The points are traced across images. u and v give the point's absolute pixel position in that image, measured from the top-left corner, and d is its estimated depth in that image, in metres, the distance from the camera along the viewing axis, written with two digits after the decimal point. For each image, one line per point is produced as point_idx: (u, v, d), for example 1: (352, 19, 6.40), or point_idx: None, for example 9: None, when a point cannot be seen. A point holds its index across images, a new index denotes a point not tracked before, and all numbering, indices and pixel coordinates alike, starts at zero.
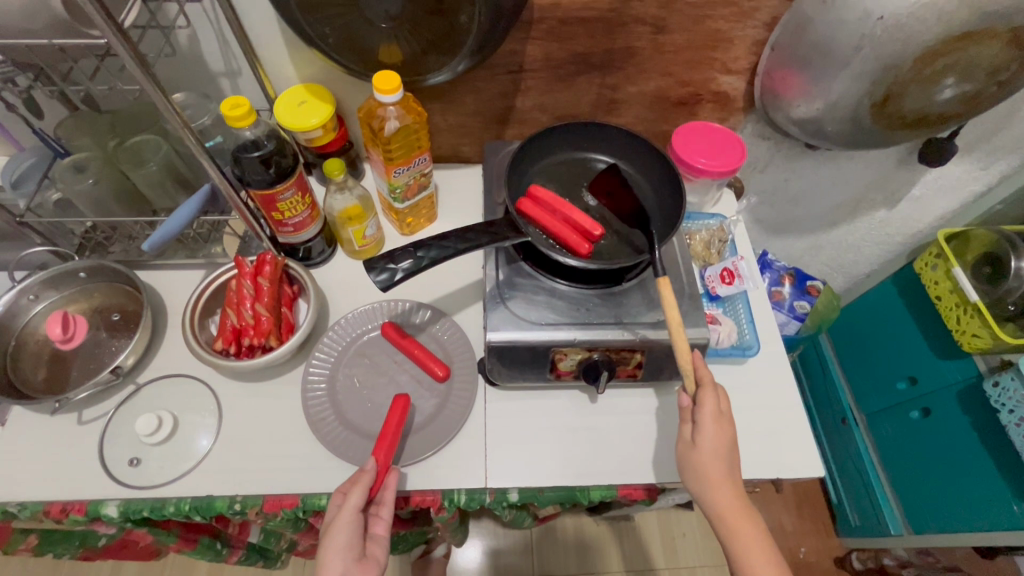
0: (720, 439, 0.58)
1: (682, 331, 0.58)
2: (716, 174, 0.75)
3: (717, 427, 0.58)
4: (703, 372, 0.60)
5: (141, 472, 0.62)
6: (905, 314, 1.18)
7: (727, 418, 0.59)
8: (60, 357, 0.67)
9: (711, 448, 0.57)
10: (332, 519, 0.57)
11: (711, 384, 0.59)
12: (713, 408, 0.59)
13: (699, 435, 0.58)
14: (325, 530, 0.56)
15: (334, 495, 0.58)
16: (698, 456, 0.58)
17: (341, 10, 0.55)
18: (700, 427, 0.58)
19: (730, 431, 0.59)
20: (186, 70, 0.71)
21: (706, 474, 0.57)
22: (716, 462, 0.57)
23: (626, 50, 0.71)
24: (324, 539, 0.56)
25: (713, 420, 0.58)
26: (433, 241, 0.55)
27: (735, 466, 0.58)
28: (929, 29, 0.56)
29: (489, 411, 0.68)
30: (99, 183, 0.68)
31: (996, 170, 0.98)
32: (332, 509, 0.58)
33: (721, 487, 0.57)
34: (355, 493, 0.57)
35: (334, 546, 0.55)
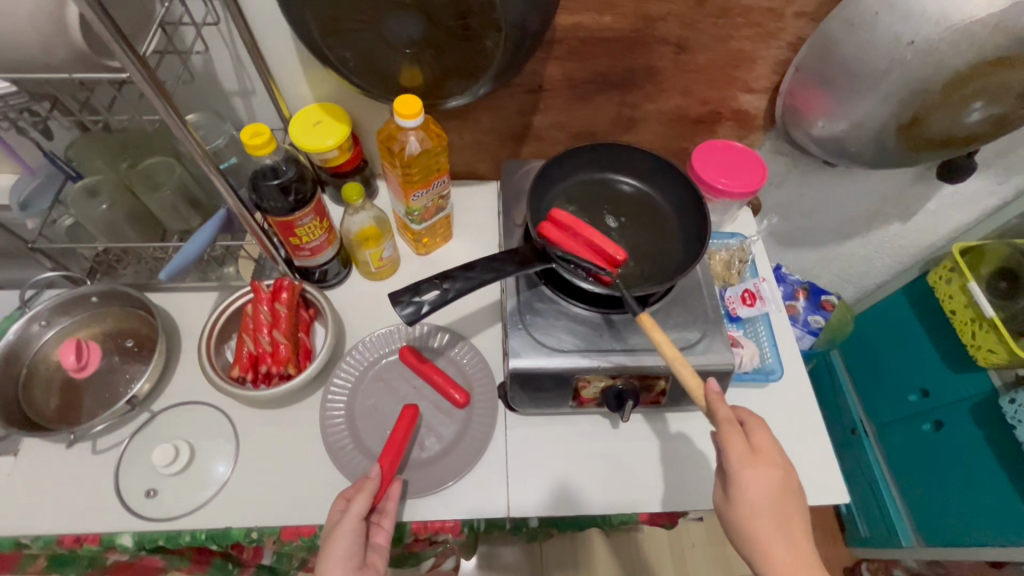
0: (759, 485, 0.51)
1: (682, 363, 0.54)
2: (735, 194, 0.74)
3: (754, 471, 0.52)
4: (719, 409, 0.54)
5: (158, 503, 0.61)
6: (917, 326, 1.18)
7: (766, 453, 0.53)
8: (72, 384, 0.65)
9: (748, 499, 0.51)
10: (330, 529, 0.56)
11: (733, 421, 0.53)
12: (744, 449, 0.52)
13: (734, 485, 0.52)
14: (326, 531, 0.57)
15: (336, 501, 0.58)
16: (736, 510, 0.52)
17: (362, 35, 0.54)
18: (734, 474, 0.52)
19: (772, 473, 0.52)
20: (199, 90, 0.69)
21: (752, 533, 0.51)
22: (758, 514, 0.51)
23: (647, 69, 0.70)
24: (324, 544, 0.55)
25: (748, 463, 0.52)
26: (459, 273, 0.54)
27: (788, 512, 0.52)
28: (961, 53, 0.55)
29: (510, 437, 0.68)
30: (112, 208, 0.67)
31: (1012, 184, 0.97)
32: (332, 517, 0.57)
33: (775, 542, 0.50)
34: (357, 503, 0.56)
35: (335, 554, 0.54)
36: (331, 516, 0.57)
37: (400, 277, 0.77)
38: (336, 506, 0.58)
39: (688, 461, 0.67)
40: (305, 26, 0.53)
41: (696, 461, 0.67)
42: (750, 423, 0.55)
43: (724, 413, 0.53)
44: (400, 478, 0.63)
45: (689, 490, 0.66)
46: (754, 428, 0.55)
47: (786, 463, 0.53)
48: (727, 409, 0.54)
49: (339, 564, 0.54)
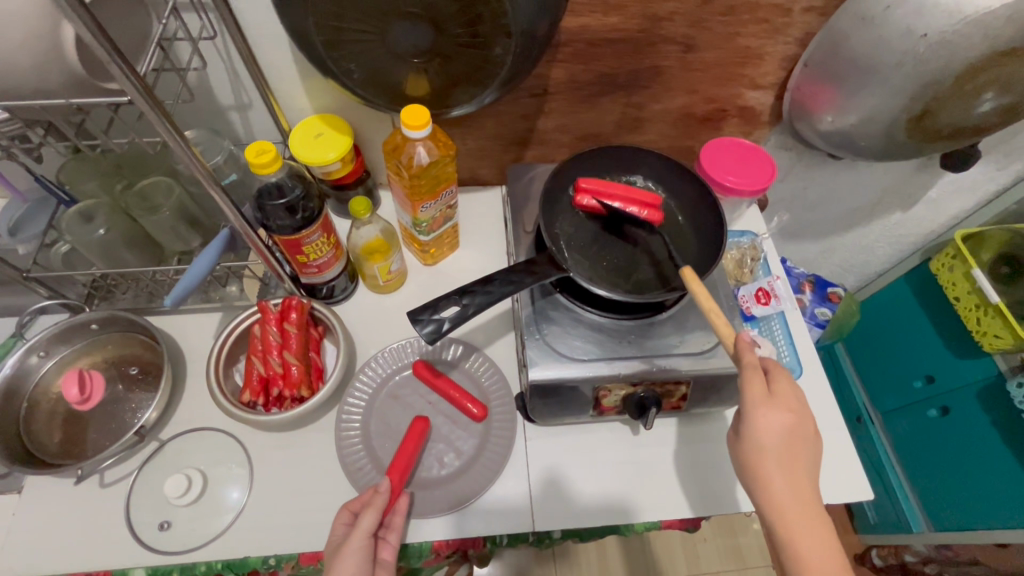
0: (769, 425, 0.51)
1: (717, 313, 0.52)
2: (745, 192, 0.73)
3: (767, 412, 0.51)
4: (743, 353, 0.53)
5: (171, 536, 0.59)
6: (920, 312, 1.19)
7: (782, 399, 0.52)
8: (76, 416, 0.63)
9: (756, 437, 0.51)
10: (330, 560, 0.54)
11: (754, 365, 0.52)
12: (762, 392, 0.51)
13: (744, 422, 0.52)
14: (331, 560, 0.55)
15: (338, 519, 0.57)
16: (743, 447, 0.52)
17: (366, 46, 0.52)
18: (746, 412, 0.51)
19: (783, 414, 0.51)
20: (194, 106, 0.67)
21: (755, 468, 0.51)
22: (766, 454, 0.50)
23: (653, 69, 0.69)
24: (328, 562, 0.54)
25: (762, 404, 0.51)
26: (477, 287, 0.53)
27: (796, 455, 0.51)
28: (973, 46, 0.55)
29: (529, 448, 0.67)
30: (110, 231, 0.65)
31: (1012, 170, 0.98)
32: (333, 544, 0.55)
33: (776, 479, 0.50)
34: (367, 519, 0.54)
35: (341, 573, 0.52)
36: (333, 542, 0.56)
37: (409, 289, 0.76)
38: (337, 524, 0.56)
39: (710, 464, 0.67)
40: (307, 38, 0.51)
41: (717, 463, 0.67)
42: (773, 371, 0.54)
43: (748, 358, 0.52)
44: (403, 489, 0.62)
45: (712, 494, 0.65)
46: (776, 375, 0.54)
47: (803, 411, 0.52)
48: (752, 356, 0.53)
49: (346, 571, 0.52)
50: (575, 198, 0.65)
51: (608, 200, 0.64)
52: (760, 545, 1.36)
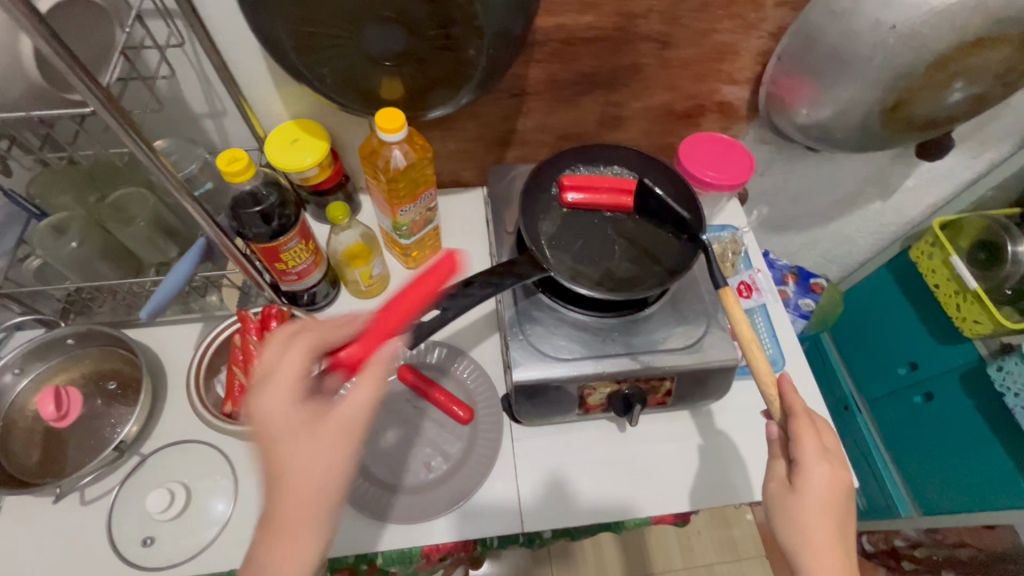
0: (824, 482, 0.49)
1: (756, 346, 0.52)
2: (724, 187, 0.74)
3: (826, 468, 0.49)
4: (793, 401, 0.51)
5: (155, 552, 0.58)
6: (903, 300, 1.20)
7: (834, 455, 0.50)
8: (55, 434, 0.62)
9: (809, 491, 0.49)
10: (265, 423, 0.43)
11: (808, 416, 0.51)
12: (817, 445, 0.50)
13: (798, 474, 0.50)
14: (252, 410, 0.44)
15: (290, 350, 0.46)
16: (793, 501, 0.50)
17: (338, 50, 0.52)
18: (802, 464, 0.49)
19: (842, 470, 0.49)
20: (166, 115, 0.66)
21: (802, 521, 0.49)
22: (813, 508, 0.49)
23: (631, 67, 0.69)
24: (263, 423, 0.43)
25: (817, 459, 0.49)
26: (457, 291, 0.53)
27: (843, 516, 0.50)
28: (942, 37, 0.55)
29: (517, 449, 0.67)
30: (84, 245, 0.63)
31: (986, 157, 0.99)
32: (274, 401, 0.43)
33: (825, 538, 0.48)
34: (356, 395, 0.45)
35: (305, 465, 0.42)
36: (259, 395, 0.44)
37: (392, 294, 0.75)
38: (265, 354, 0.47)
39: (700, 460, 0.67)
40: (277, 43, 0.50)
41: (705, 458, 0.67)
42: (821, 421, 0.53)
43: (799, 406, 0.51)
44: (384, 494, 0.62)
45: (701, 489, 0.65)
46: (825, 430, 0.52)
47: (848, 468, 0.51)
48: (802, 404, 0.52)
49: (318, 466, 0.42)
50: (560, 197, 0.67)
51: (594, 192, 0.66)
52: (753, 535, 1.37)
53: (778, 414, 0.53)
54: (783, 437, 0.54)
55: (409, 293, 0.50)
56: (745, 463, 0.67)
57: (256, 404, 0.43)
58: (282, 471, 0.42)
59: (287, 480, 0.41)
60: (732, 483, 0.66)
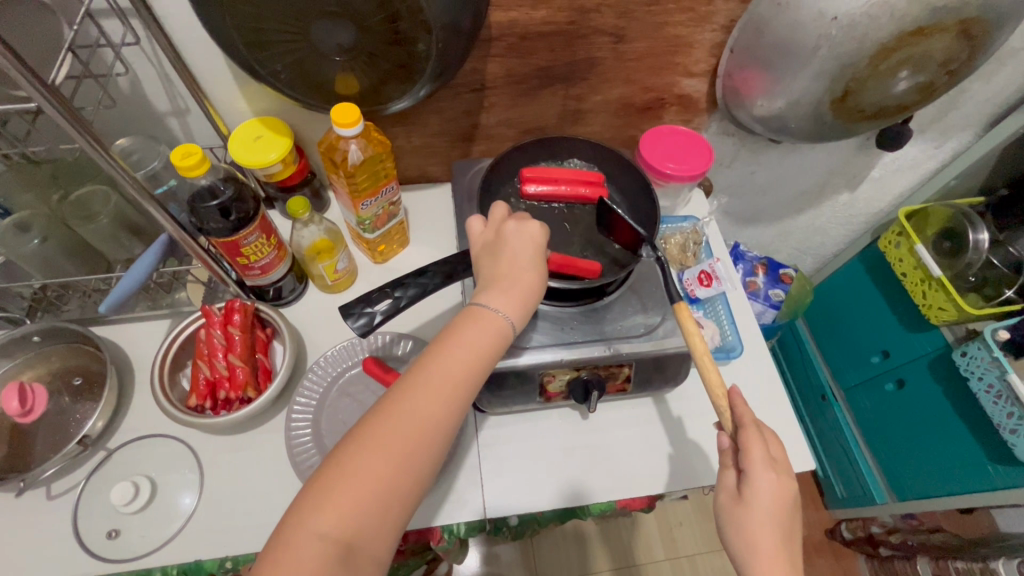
0: (771, 491, 0.50)
1: (709, 360, 0.51)
2: (684, 178, 0.75)
3: (774, 478, 0.50)
4: (743, 413, 0.53)
5: (120, 544, 0.58)
6: (873, 290, 1.22)
7: (781, 464, 0.52)
8: (20, 430, 0.62)
9: (757, 501, 0.50)
10: (529, 241, 0.54)
11: (756, 426, 0.52)
12: (765, 456, 0.51)
13: (747, 484, 0.51)
14: (515, 230, 0.55)
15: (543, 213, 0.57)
16: (743, 511, 0.50)
17: (290, 45, 0.53)
18: (751, 474, 0.50)
19: (789, 480, 0.51)
20: (129, 114, 0.67)
21: (750, 533, 0.49)
22: (762, 519, 0.50)
23: (588, 61, 0.70)
24: (524, 240, 0.54)
25: (766, 469, 0.50)
26: (409, 280, 0.54)
27: (791, 528, 0.51)
28: (882, 27, 0.57)
29: (480, 440, 0.68)
30: (46, 241, 0.64)
31: (948, 147, 1.01)
32: (541, 230, 0.55)
33: (773, 548, 0.49)
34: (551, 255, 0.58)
35: (537, 269, 0.53)
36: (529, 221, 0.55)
37: (359, 287, 0.76)
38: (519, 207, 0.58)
39: (661, 444, 0.69)
40: (227, 40, 0.51)
41: (666, 443, 0.69)
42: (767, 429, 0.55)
43: (746, 415, 0.52)
44: None
45: (662, 472, 0.67)
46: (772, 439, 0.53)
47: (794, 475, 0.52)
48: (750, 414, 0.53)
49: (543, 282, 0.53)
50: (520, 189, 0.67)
51: (553, 183, 0.66)
52: None
53: (728, 426, 0.53)
54: (733, 447, 0.54)
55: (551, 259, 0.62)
56: (706, 446, 0.69)
57: (527, 228, 0.55)
58: (526, 272, 0.52)
59: (524, 274, 0.52)
60: (693, 467, 0.67)
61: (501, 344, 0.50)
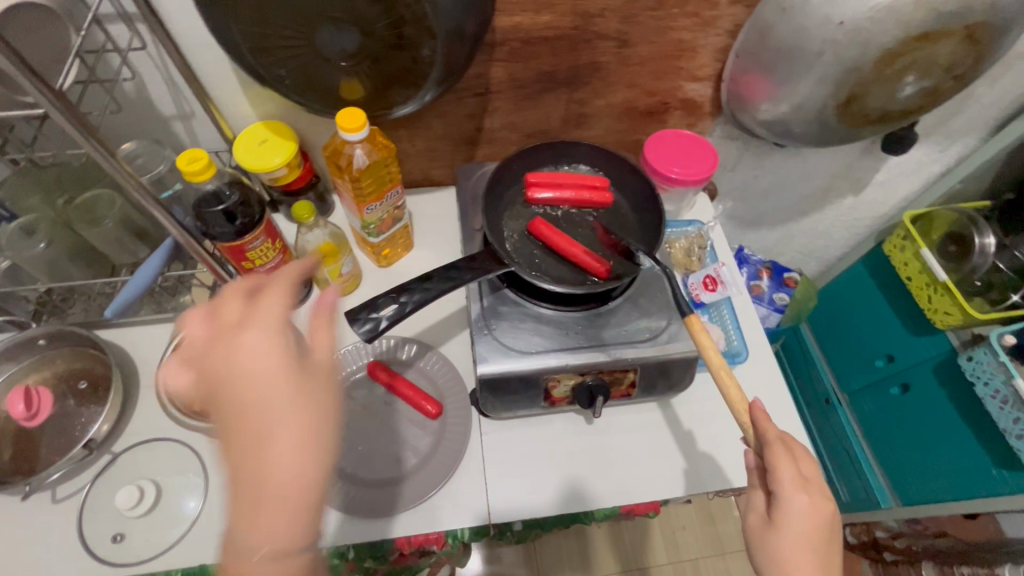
0: (805, 514, 0.49)
1: (727, 373, 0.53)
2: (689, 182, 0.75)
3: (805, 498, 0.50)
4: (767, 431, 0.52)
5: (126, 547, 0.58)
6: (878, 294, 1.21)
7: (813, 483, 0.51)
8: (26, 433, 0.62)
9: (789, 523, 0.50)
10: (251, 371, 0.38)
11: (782, 444, 0.51)
12: (797, 475, 0.50)
13: (778, 507, 0.50)
14: (223, 362, 0.39)
15: (249, 320, 0.41)
16: (774, 533, 0.50)
17: (294, 51, 0.53)
18: (782, 497, 0.50)
19: (824, 502, 0.50)
20: (134, 118, 0.67)
21: (786, 559, 0.49)
22: (797, 544, 0.49)
23: (591, 65, 0.70)
24: (252, 383, 0.38)
25: (797, 491, 0.50)
26: (416, 285, 0.54)
27: (829, 551, 0.50)
28: (887, 32, 0.57)
29: (485, 443, 0.68)
30: (51, 245, 0.64)
31: (953, 151, 1.01)
32: (262, 344, 0.39)
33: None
34: (316, 334, 0.42)
35: (295, 418, 0.38)
36: (242, 343, 0.39)
37: (364, 291, 0.76)
38: (221, 311, 0.42)
39: (667, 449, 0.69)
40: (232, 45, 0.51)
41: (670, 447, 0.69)
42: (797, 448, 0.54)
43: (772, 433, 0.52)
44: (348, 487, 0.63)
45: (665, 478, 0.66)
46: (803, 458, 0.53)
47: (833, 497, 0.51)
48: (774, 430, 0.53)
49: (300, 406, 0.38)
50: (526, 196, 0.68)
51: (558, 189, 0.67)
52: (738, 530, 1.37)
53: (754, 441, 0.54)
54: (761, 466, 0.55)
55: (554, 238, 0.63)
56: (711, 451, 0.69)
57: (234, 358, 0.39)
58: (273, 426, 0.37)
59: (274, 443, 0.37)
60: (696, 472, 0.67)
61: (296, 549, 0.35)
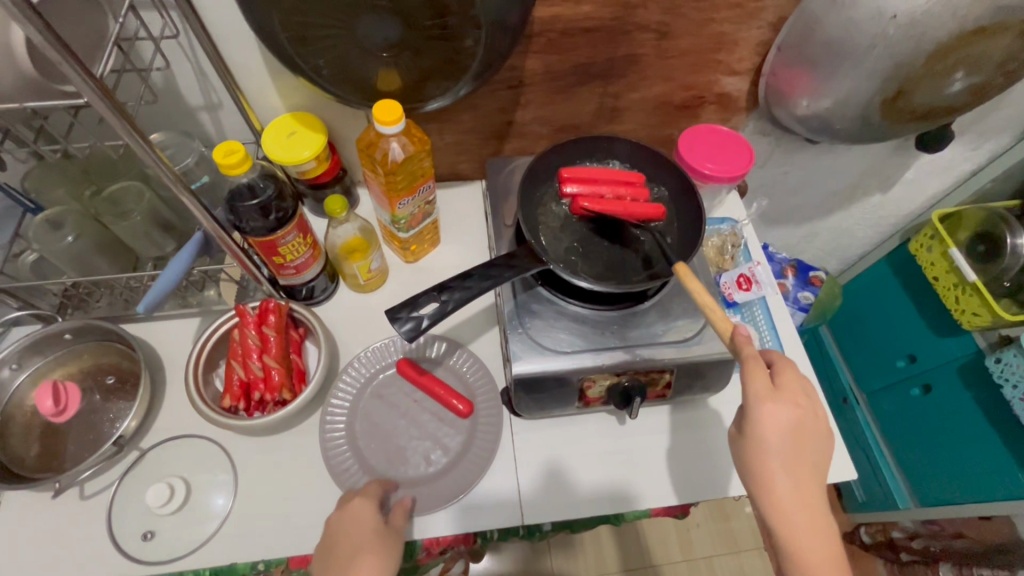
0: (776, 421, 0.49)
1: (715, 309, 0.51)
2: (724, 179, 0.73)
3: (773, 406, 0.49)
4: (743, 345, 0.51)
5: (156, 546, 0.58)
6: (900, 292, 1.20)
7: (787, 393, 0.50)
8: (53, 429, 0.61)
9: (760, 433, 0.49)
10: (357, 534, 0.54)
11: (758, 359, 0.50)
12: (766, 384, 0.50)
13: (749, 420, 0.50)
14: (337, 521, 0.55)
15: (362, 495, 0.57)
16: (747, 443, 0.50)
17: (333, 39, 0.51)
18: (750, 408, 0.50)
19: (793, 407, 0.49)
20: (163, 109, 0.66)
21: (758, 464, 0.49)
22: (768, 452, 0.49)
23: (629, 58, 0.68)
24: (347, 534, 0.54)
25: (765, 399, 0.49)
26: (455, 284, 0.53)
27: (806, 455, 0.49)
28: (942, 26, 0.55)
29: (517, 443, 0.66)
30: (79, 239, 0.63)
31: (986, 149, 0.99)
32: (366, 511, 0.55)
33: (779, 477, 0.48)
34: (397, 521, 0.57)
35: (370, 555, 0.52)
36: (350, 509, 0.56)
37: (391, 288, 0.75)
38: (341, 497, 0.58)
39: (701, 450, 0.67)
40: (272, 34, 0.50)
41: (705, 449, 0.67)
42: (779, 365, 0.53)
43: (748, 350, 0.50)
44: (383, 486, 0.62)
45: (701, 481, 0.65)
46: (781, 368, 0.52)
47: (811, 405, 0.50)
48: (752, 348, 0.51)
49: (378, 552, 0.53)
50: (560, 191, 0.65)
51: (595, 185, 0.64)
52: (752, 528, 1.37)
53: None
54: None
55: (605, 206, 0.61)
56: None
57: (342, 516, 0.55)
58: (353, 561, 0.52)
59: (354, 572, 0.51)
60: (730, 475, 0.66)
61: None
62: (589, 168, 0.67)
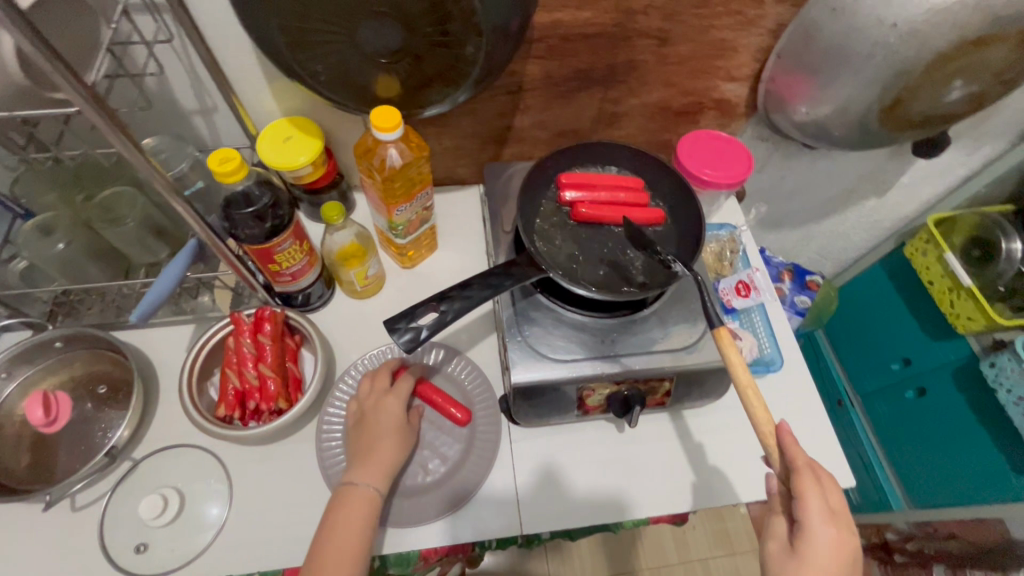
0: (831, 547, 0.47)
1: (753, 393, 0.48)
2: (723, 185, 0.73)
3: (833, 531, 0.47)
4: (793, 454, 0.49)
5: (149, 558, 0.57)
6: (895, 296, 1.21)
7: (841, 517, 0.48)
8: (43, 439, 0.60)
9: (816, 555, 0.47)
10: (385, 422, 0.60)
11: (811, 471, 0.49)
12: (823, 504, 0.48)
13: (802, 534, 0.48)
14: (371, 408, 0.61)
15: (395, 388, 0.63)
16: (797, 565, 0.47)
17: (331, 45, 0.50)
18: (808, 524, 0.47)
19: (846, 537, 0.48)
20: (156, 113, 0.65)
21: None
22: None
23: (629, 63, 0.68)
24: (377, 417, 0.60)
25: (823, 518, 0.47)
26: (455, 293, 0.52)
27: None
28: (943, 35, 0.55)
29: (515, 451, 0.66)
30: (70, 245, 0.62)
31: (981, 155, 0.99)
32: (394, 407, 0.61)
33: None
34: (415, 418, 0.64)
35: (391, 438, 0.59)
36: (384, 404, 0.61)
37: (388, 294, 0.74)
38: (375, 383, 0.63)
39: (699, 457, 0.67)
40: (269, 39, 0.49)
41: (706, 456, 0.67)
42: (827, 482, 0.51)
43: (799, 457, 0.49)
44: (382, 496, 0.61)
45: (700, 488, 0.65)
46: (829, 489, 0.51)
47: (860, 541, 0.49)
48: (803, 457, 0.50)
49: (398, 435, 0.60)
50: (558, 196, 0.66)
51: (593, 190, 0.65)
52: (747, 530, 1.38)
53: (778, 465, 0.50)
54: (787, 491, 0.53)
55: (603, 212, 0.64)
56: (745, 463, 0.67)
57: (371, 405, 0.62)
58: (378, 443, 0.58)
59: (379, 449, 0.58)
60: (730, 482, 0.65)
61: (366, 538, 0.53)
62: (587, 172, 0.68)
